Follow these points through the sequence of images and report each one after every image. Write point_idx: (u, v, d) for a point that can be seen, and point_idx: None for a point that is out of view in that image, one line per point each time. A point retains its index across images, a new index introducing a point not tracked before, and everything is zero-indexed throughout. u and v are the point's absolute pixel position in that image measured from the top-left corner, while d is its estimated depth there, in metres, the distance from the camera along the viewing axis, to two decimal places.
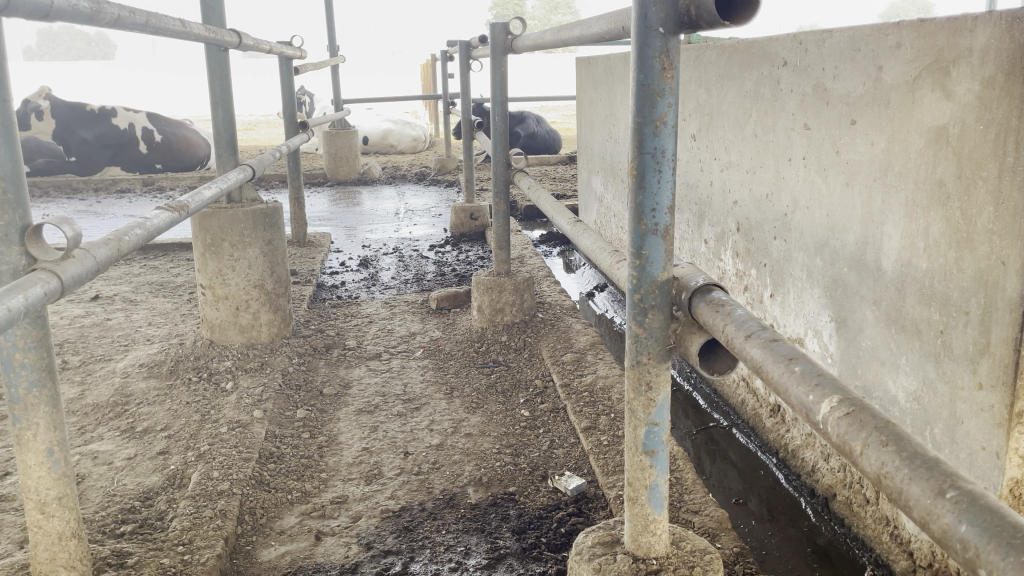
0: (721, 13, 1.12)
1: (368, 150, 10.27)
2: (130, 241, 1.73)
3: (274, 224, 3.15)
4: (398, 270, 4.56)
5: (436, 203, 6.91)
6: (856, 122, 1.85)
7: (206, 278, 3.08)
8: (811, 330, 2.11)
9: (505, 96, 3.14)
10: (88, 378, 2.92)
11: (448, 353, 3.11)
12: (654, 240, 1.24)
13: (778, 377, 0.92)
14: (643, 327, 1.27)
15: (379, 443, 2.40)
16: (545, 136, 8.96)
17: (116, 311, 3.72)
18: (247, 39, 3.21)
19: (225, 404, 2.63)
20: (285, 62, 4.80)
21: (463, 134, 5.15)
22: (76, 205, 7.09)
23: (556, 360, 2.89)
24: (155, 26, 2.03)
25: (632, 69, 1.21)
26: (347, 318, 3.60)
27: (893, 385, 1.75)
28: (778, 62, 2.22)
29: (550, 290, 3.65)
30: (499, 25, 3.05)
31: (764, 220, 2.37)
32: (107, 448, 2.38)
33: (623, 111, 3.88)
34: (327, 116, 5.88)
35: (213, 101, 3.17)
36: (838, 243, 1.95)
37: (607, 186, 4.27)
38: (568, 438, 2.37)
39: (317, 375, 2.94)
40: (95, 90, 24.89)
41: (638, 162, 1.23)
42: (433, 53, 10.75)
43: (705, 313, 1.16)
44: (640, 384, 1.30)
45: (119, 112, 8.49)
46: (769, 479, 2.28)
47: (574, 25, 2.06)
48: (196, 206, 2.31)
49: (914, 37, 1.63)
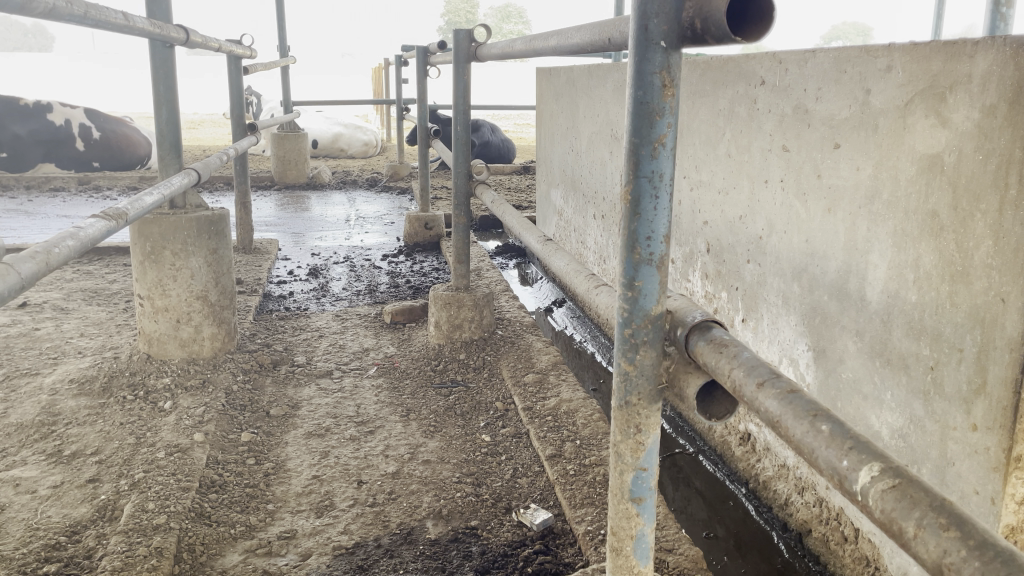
0: (728, 31, 1.03)
1: (317, 154, 10.04)
2: (60, 254, 1.57)
3: (219, 232, 2.98)
4: (349, 280, 4.40)
5: (388, 210, 6.75)
6: (840, 145, 1.78)
7: (145, 288, 2.89)
8: (787, 359, 2.04)
9: (467, 105, 3.03)
10: (12, 395, 2.70)
11: (403, 371, 2.97)
12: (649, 271, 1.14)
13: (801, 436, 0.83)
14: (633, 365, 1.17)
15: (331, 471, 2.25)
16: (499, 145, 8.86)
17: (45, 320, 3.48)
18: (194, 35, 3.02)
19: (163, 426, 2.45)
20: (234, 61, 4.59)
21: (419, 141, 5.01)
22: (6, 203, 6.72)
23: (517, 381, 2.78)
24: (95, 18, 1.86)
25: (629, 85, 1.11)
26: (296, 331, 3.43)
27: (877, 420, 1.68)
28: (755, 80, 2.16)
29: (509, 306, 3.54)
30: (462, 31, 2.94)
31: (737, 242, 2.31)
32: (31, 474, 2.17)
33: (585, 124, 3.79)
34: (278, 118, 5.68)
35: (156, 100, 2.98)
36: (817, 270, 1.89)
37: (567, 199, 4.19)
38: (532, 466, 2.26)
39: (264, 394, 2.77)
40: (29, 83, 23.91)
41: (632, 186, 1.12)
42: (387, 58, 10.58)
43: (705, 353, 1.06)
44: (628, 426, 1.20)
45: (54, 107, 8.12)
46: (739, 510, 2.20)
47: (548, 35, 1.96)
48: (136, 213, 2.14)
49: (906, 60, 1.57)
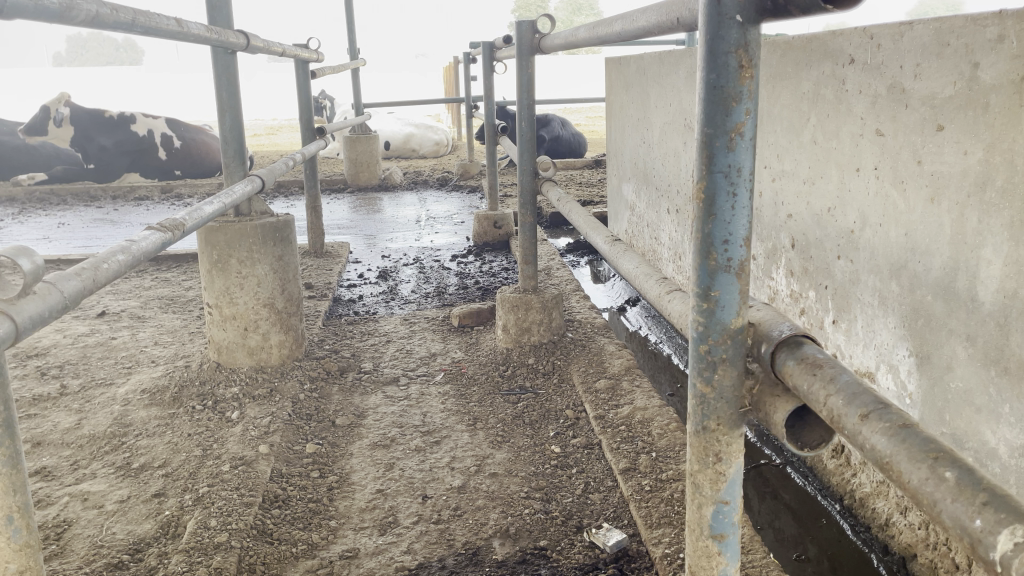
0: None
1: (389, 155, 10.09)
2: (108, 269, 1.52)
3: (285, 239, 2.94)
4: (418, 283, 4.34)
5: (458, 210, 6.70)
6: (943, 127, 1.59)
7: (213, 297, 2.88)
8: (885, 366, 1.85)
9: (532, 99, 2.91)
10: (86, 405, 2.72)
11: (471, 377, 2.88)
12: (727, 278, 1.00)
13: (918, 483, 0.69)
14: (711, 386, 1.03)
15: (395, 485, 2.17)
16: (569, 139, 8.71)
17: (122, 329, 3.54)
18: (256, 41, 2.99)
19: (229, 437, 2.42)
20: (301, 66, 4.59)
21: (487, 138, 4.92)
22: (93, 213, 6.95)
23: (589, 388, 2.65)
24: (144, 25, 1.81)
25: (700, 67, 0.97)
26: (364, 337, 3.38)
27: (993, 436, 1.49)
28: (843, 59, 1.97)
29: (580, 307, 3.41)
30: (525, 23, 2.82)
31: (825, 236, 2.12)
32: (99, 488, 2.17)
33: (658, 114, 3.62)
34: (350, 120, 5.68)
35: (220, 107, 2.96)
36: (919, 267, 1.69)
37: (639, 193, 4.03)
38: (604, 480, 2.13)
39: (330, 403, 2.72)
40: (119, 97, 24.95)
41: (707, 183, 0.99)
42: (456, 56, 10.55)
43: (795, 374, 0.92)
44: (706, 455, 1.06)
45: (138, 118, 8.38)
46: (833, 530, 2.01)
47: (612, 20, 1.81)
48: (195, 224, 2.10)
49: (1019, 27, 1.37)
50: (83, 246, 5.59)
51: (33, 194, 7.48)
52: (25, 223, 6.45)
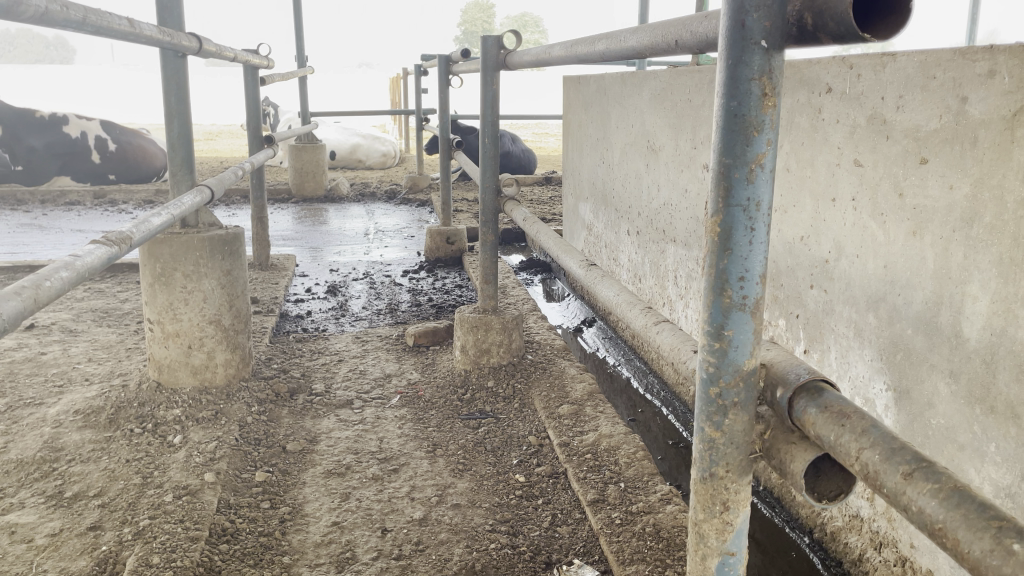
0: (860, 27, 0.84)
1: (335, 165, 9.91)
2: (51, 287, 1.39)
3: (234, 252, 2.80)
4: (369, 299, 4.22)
5: (408, 223, 6.58)
6: (927, 160, 1.58)
7: (155, 312, 2.72)
8: (860, 398, 1.83)
9: (496, 116, 2.85)
10: (14, 427, 2.53)
11: (428, 400, 2.78)
12: (742, 317, 0.94)
13: (982, 556, 0.66)
14: (720, 431, 0.97)
15: (352, 517, 2.06)
16: (519, 155, 8.68)
17: (52, 343, 3.32)
18: (208, 45, 2.85)
19: (171, 464, 2.27)
20: (251, 72, 4.44)
21: (440, 153, 4.83)
22: (21, 218, 6.60)
23: (552, 413, 2.58)
24: (96, 24, 1.68)
25: (718, 93, 0.92)
26: (315, 355, 3.25)
27: (977, 475, 1.47)
28: (820, 87, 1.96)
29: (539, 328, 3.35)
30: (491, 38, 2.76)
31: (797, 265, 2.10)
32: (28, 520, 1.99)
33: (618, 134, 3.59)
34: (298, 129, 5.53)
35: (168, 113, 2.82)
36: (899, 300, 1.68)
37: (597, 214, 4.00)
38: (571, 512, 2.06)
39: (280, 427, 2.58)
40: (50, 97, 23.98)
41: (723, 217, 0.93)
42: (405, 68, 10.43)
43: (817, 423, 0.86)
44: (713, 504, 1.01)
45: (70, 120, 8.05)
46: (804, 563, 1.98)
47: (594, 39, 1.76)
48: (142, 236, 1.96)
49: (1011, 63, 1.36)
50: (9, 252, 5.28)
51: None
52: None
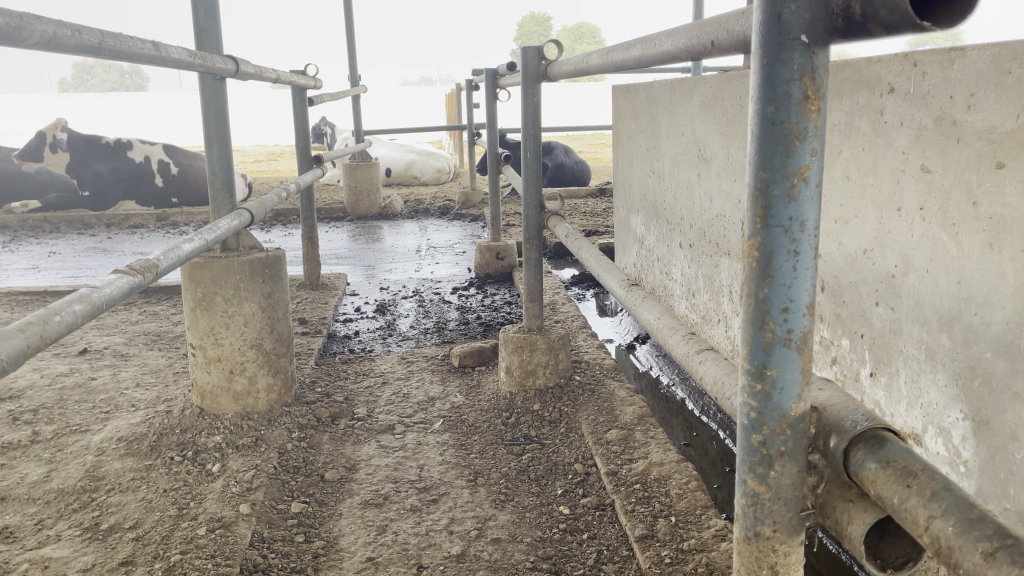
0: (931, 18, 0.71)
1: (391, 182, 9.97)
2: (60, 322, 1.33)
3: (276, 275, 2.76)
4: (417, 317, 4.16)
5: (459, 239, 6.53)
6: (1004, 165, 1.42)
7: (197, 337, 2.69)
8: (934, 427, 1.66)
9: (539, 129, 2.74)
10: (58, 455, 2.52)
11: (471, 425, 2.68)
12: (787, 354, 0.82)
13: None
14: (765, 485, 0.85)
15: (388, 552, 1.97)
16: (573, 167, 8.55)
17: (103, 368, 3.34)
18: (246, 66, 2.83)
19: (208, 495, 2.22)
20: (298, 92, 4.44)
21: (489, 168, 4.75)
22: (87, 241, 6.77)
23: (599, 438, 2.46)
24: (114, 48, 1.64)
25: (753, 98, 0.80)
26: (359, 378, 3.19)
27: None
28: (881, 88, 1.80)
29: (588, 347, 3.22)
30: (531, 49, 2.66)
31: (860, 280, 1.94)
32: (62, 554, 1.96)
33: (669, 143, 3.45)
34: (350, 146, 5.52)
35: (209, 137, 2.80)
36: (975, 319, 1.51)
37: (648, 226, 3.86)
38: (619, 549, 1.93)
39: (320, 454, 2.52)
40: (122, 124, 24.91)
41: (761, 239, 0.81)
42: (459, 85, 10.44)
43: (878, 482, 0.74)
44: (759, 567, 0.88)
45: (135, 145, 8.27)
46: None
47: (631, 44, 1.63)
48: (170, 264, 1.91)
49: None
50: (72, 277, 5.40)
51: (27, 221, 7.31)
52: (16, 252, 6.30)
